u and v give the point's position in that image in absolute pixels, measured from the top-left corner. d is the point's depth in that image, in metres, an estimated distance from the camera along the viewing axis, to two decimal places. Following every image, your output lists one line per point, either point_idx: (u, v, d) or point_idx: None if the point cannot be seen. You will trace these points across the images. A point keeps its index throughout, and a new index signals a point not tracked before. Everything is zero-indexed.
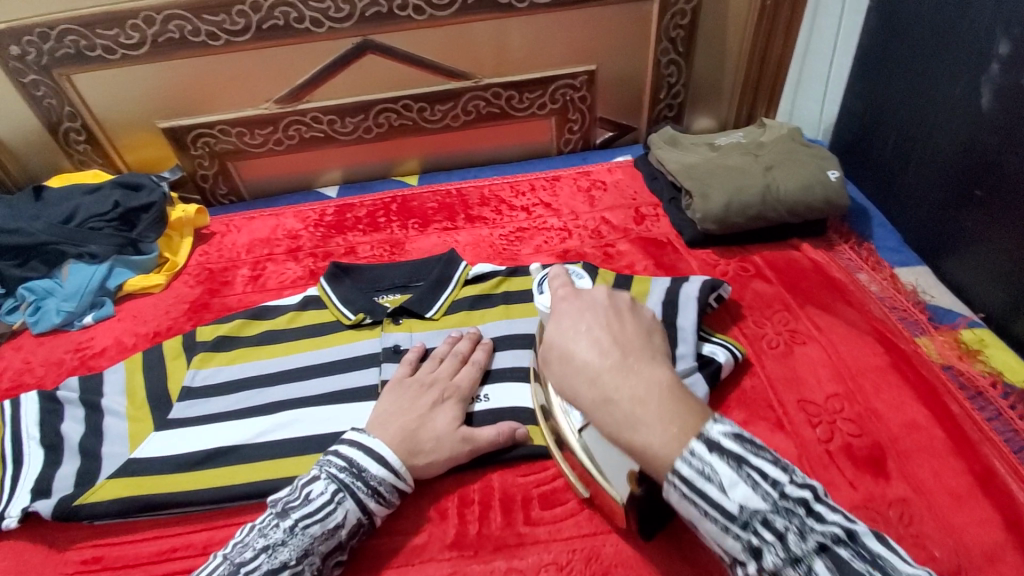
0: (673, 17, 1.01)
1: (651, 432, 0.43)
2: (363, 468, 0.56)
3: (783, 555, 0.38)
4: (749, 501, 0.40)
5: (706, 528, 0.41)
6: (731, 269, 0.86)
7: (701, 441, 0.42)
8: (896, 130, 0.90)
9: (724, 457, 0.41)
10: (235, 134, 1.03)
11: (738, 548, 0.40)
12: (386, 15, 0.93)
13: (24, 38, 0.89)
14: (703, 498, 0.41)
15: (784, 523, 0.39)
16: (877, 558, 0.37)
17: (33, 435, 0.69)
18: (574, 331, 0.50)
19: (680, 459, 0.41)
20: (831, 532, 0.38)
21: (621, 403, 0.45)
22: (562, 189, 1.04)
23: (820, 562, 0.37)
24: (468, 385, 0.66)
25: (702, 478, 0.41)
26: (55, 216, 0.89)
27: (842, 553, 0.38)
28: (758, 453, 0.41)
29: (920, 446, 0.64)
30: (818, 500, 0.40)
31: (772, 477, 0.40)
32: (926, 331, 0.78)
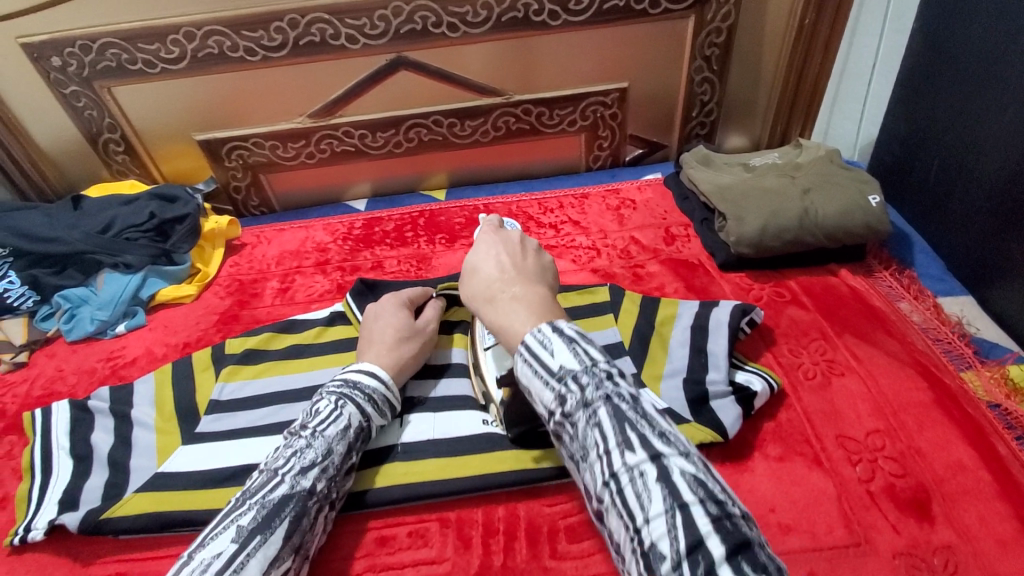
0: (708, 35, 0.99)
1: (508, 313, 0.51)
2: (357, 381, 0.62)
3: (581, 401, 0.43)
4: (568, 365, 0.44)
5: (533, 386, 0.46)
6: (765, 294, 0.84)
7: (550, 325, 0.47)
8: (940, 155, 0.87)
9: (562, 337, 0.46)
10: (268, 147, 1.04)
11: (550, 399, 0.45)
12: (421, 32, 0.94)
13: (68, 51, 0.91)
14: (537, 361, 0.45)
15: (590, 380, 0.43)
16: (651, 417, 0.42)
17: (65, 445, 0.70)
18: (485, 255, 0.59)
19: (529, 332, 0.47)
20: (623, 392, 0.43)
21: (499, 300, 0.53)
22: (591, 207, 1.03)
23: (604, 411, 0.42)
24: (410, 296, 0.75)
25: (540, 346, 0.46)
26: (93, 226, 0.91)
27: (625, 408, 0.42)
28: (587, 342, 0.46)
29: (966, 490, 0.61)
30: (624, 374, 0.44)
31: (597, 354, 0.45)
32: (972, 366, 0.75)
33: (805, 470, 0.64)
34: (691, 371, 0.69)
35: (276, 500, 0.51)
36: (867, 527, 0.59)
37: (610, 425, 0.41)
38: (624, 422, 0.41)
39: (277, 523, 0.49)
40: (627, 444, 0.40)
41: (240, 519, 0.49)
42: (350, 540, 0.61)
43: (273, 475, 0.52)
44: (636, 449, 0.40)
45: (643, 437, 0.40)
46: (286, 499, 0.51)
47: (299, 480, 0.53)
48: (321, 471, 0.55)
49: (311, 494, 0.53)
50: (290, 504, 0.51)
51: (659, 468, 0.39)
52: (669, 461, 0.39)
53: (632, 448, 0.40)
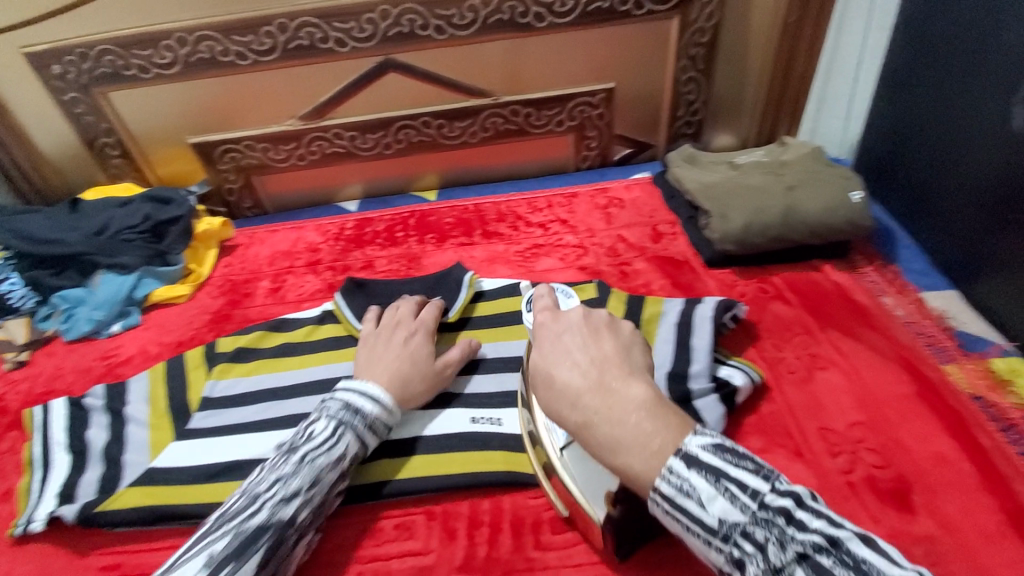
0: (693, 34, 1.01)
1: (632, 435, 0.43)
2: (358, 407, 0.61)
3: (763, 564, 0.38)
4: (727, 514, 0.40)
5: (688, 538, 0.42)
6: (749, 290, 0.85)
7: (677, 455, 0.42)
8: (923, 151, 0.88)
9: (700, 471, 0.41)
10: (260, 149, 1.06)
11: (722, 559, 0.40)
12: (408, 34, 0.95)
13: (66, 58, 0.93)
14: (682, 512, 0.41)
15: (766, 533, 0.38)
16: (864, 566, 0.36)
17: (61, 440, 0.71)
18: (554, 354, 0.49)
19: (657, 476, 0.42)
20: (812, 539, 0.37)
21: (601, 421, 0.44)
22: (580, 206, 1.04)
23: (801, 573, 0.36)
24: (432, 325, 0.74)
25: (679, 493, 0.41)
26: (89, 227, 0.92)
27: (824, 560, 0.37)
28: (736, 467, 0.41)
29: (947, 481, 0.62)
30: (801, 506, 0.39)
31: (751, 487, 0.40)
32: (954, 359, 0.75)
33: (786, 462, 0.65)
34: (673, 366, 0.70)
35: (252, 529, 0.51)
36: (847, 518, 0.60)
37: None
38: None
39: (250, 552, 0.49)
40: None
41: (214, 546, 0.49)
42: (338, 533, 0.62)
43: (254, 502, 0.52)
44: None
45: None
46: (262, 528, 0.51)
47: (279, 509, 0.53)
48: (304, 501, 0.55)
49: (291, 523, 0.53)
50: (266, 533, 0.51)
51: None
52: None
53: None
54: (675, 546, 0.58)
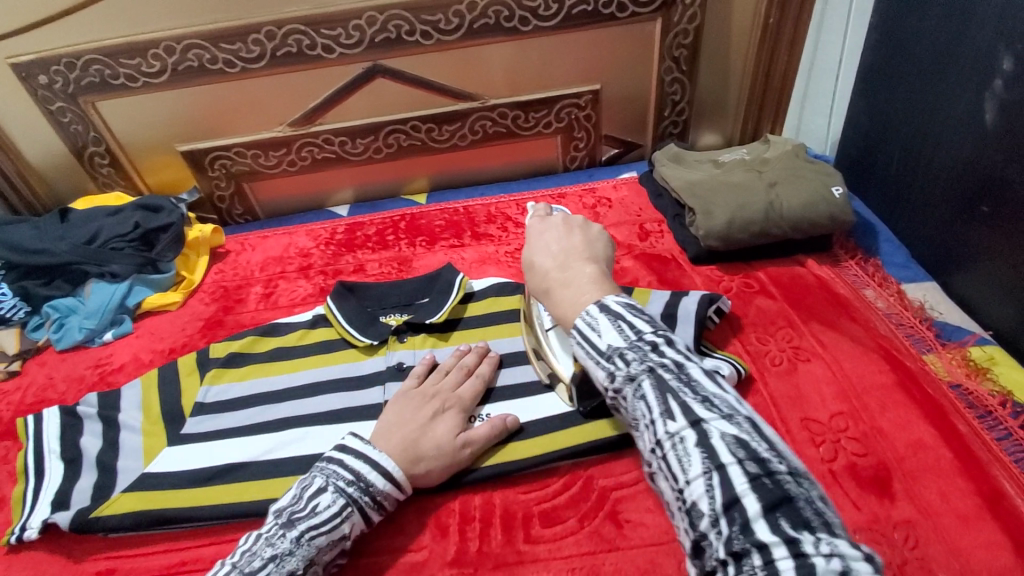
0: (676, 36, 1.02)
1: (573, 300, 0.54)
2: (370, 483, 0.58)
3: (625, 376, 0.44)
4: (613, 342, 0.46)
5: (587, 364, 0.49)
6: (734, 285, 0.86)
7: (597, 306, 0.50)
8: (900, 147, 0.90)
9: (608, 315, 0.48)
10: (250, 156, 1.06)
11: (603, 377, 0.46)
12: (395, 40, 0.96)
13: (53, 68, 0.94)
14: (587, 343, 0.48)
15: (634, 355, 0.45)
16: (694, 383, 0.42)
17: (54, 449, 0.72)
18: (540, 245, 0.62)
19: (579, 317, 0.50)
20: (666, 362, 0.43)
21: (555, 288, 0.57)
22: (568, 206, 1.06)
23: (647, 381, 0.43)
24: (470, 396, 0.68)
25: (588, 328, 0.48)
26: (79, 236, 0.93)
27: (667, 376, 0.42)
28: (634, 315, 0.48)
29: (927, 467, 0.63)
30: (670, 344, 0.45)
31: (637, 327, 0.46)
32: (933, 348, 0.77)
33: None
34: None
35: None
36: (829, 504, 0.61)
37: (653, 395, 0.42)
38: (667, 392, 0.42)
39: None
40: (668, 411, 0.41)
41: None
42: None
43: None
44: (678, 417, 0.40)
45: (686, 404, 0.41)
46: None
47: None
48: None
49: None
50: None
51: (698, 432, 0.39)
52: (711, 427, 0.39)
53: (672, 415, 0.41)
54: (662, 536, 0.60)
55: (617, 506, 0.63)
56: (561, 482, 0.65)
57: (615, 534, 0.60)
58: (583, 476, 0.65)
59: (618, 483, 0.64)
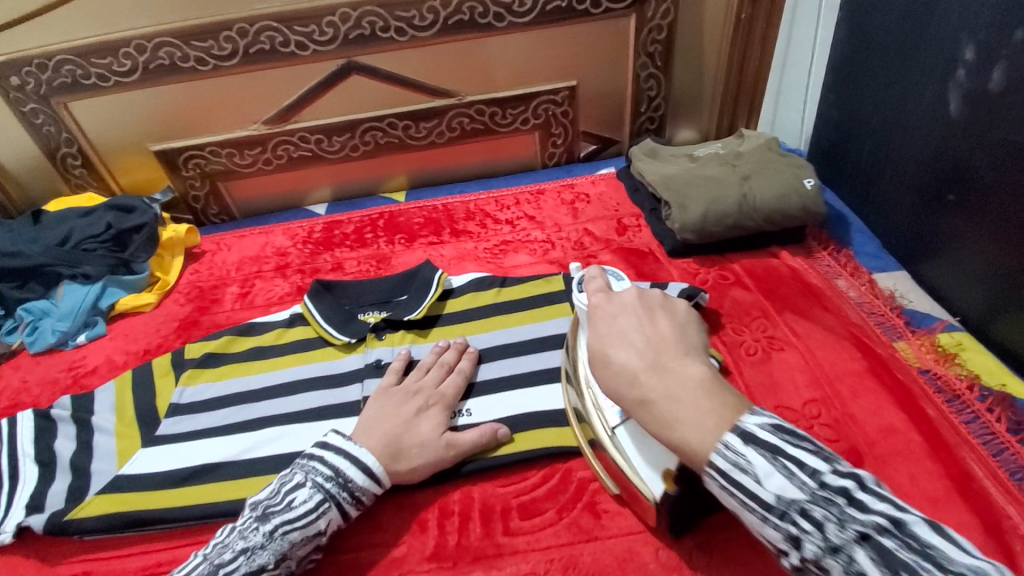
0: (650, 32, 1.03)
1: (693, 421, 0.44)
2: (348, 479, 0.58)
3: (822, 543, 0.38)
4: (785, 492, 0.40)
5: (746, 514, 0.42)
6: (710, 277, 0.87)
7: (734, 432, 0.42)
8: (870, 139, 0.92)
9: (759, 449, 0.41)
10: (225, 155, 1.05)
11: (778, 536, 0.41)
12: (369, 36, 0.96)
13: (24, 70, 0.92)
14: (741, 490, 0.42)
15: (824, 514, 0.39)
16: (927, 549, 0.36)
17: (30, 452, 0.70)
18: (612, 335, 0.51)
19: (714, 450, 0.42)
20: (875, 521, 0.38)
21: (657, 397, 0.46)
22: (547, 202, 1.06)
23: (862, 552, 0.37)
24: (452, 392, 0.68)
25: (735, 468, 0.42)
26: (51, 239, 0.91)
27: (886, 542, 0.37)
28: (795, 446, 0.41)
29: (897, 450, 0.65)
30: (863, 488, 0.39)
31: (809, 467, 0.40)
32: (902, 336, 0.79)
33: None
34: None
35: None
36: None
37: (873, 568, 0.36)
38: (896, 566, 0.36)
39: None
40: None
41: None
42: None
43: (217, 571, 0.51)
44: None
45: None
46: None
47: None
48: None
49: None
50: None
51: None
52: None
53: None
54: (640, 525, 0.60)
55: (596, 496, 0.63)
56: (540, 474, 0.66)
57: (593, 524, 0.61)
58: (562, 468, 0.66)
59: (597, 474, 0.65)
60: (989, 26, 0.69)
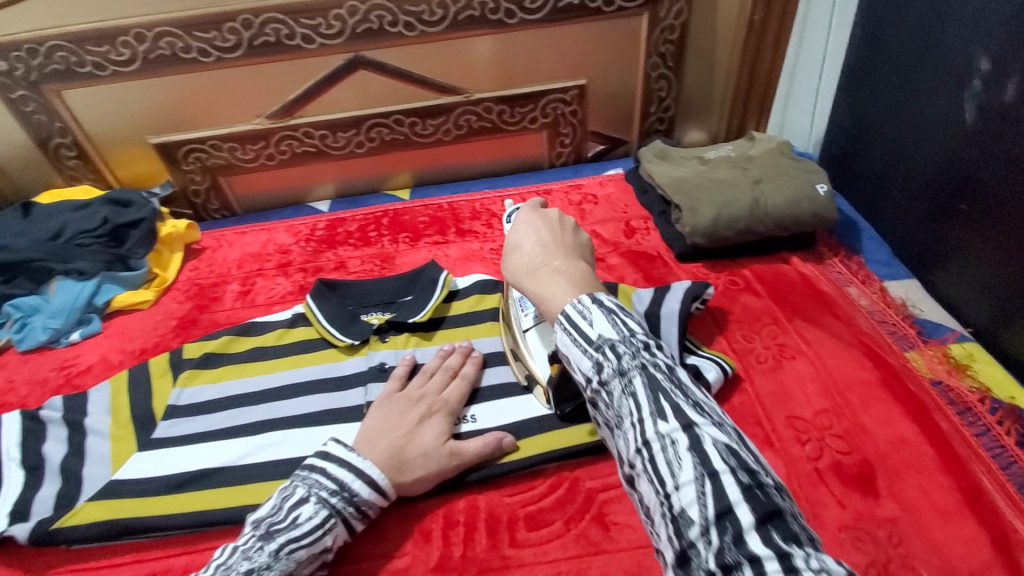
0: (663, 31, 1.02)
1: (552, 284, 0.49)
2: (354, 493, 0.56)
3: (616, 369, 0.41)
4: (606, 333, 0.42)
5: (569, 355, 0.44)
6: (720, 283, 0.86)
7: (589, 296, 0.45)
8: (883, 145, 0.90)
9: (601, 308, 0.44)
10: (227, 149, 1.03)
11: (587, 367, 0.43)
12: (377, 31, 0.94)
13: (14, 54, 0.89)
14: (575, 330, 0.44)
15: (627, 349, 0.41)
16: (684, 386, 0.40)
17: (15, 457, 0.68)
18: (515, 239, 0.57)
19: (567, 303, 0.46)
20: (662, 362, 0.41)
21: (539, 272, 0.51)
22: (553, 203, 1.04)
23: (639, 378, 0.40)
24: (456, 400, 0.66)
25: (579, 316, 0.44)
26: (43, 232, 0.89)
27: (660, 376, 0.40)
28: (627, 314, 0.44)
29: (908, 464, 0.63)
30: (660, 346, 0.43)
31: (634, 324, 0.43)
32: (914, 345, 0.78)
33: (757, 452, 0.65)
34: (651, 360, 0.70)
35: None
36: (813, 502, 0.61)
37: (643, 393, 0.39)
38: (659, 392, 0.39)
39: None
40: (660, 413, 0.38)
41: None
42: None
43: None
44: (672, 419, 0.37)
45: (680, 407, 0.38)
46: None
47: None
48: None
49: None
50: None
51: (692, 437, 0.37)
52: (703, 434, 0.37)
53: (665, 416, 0.38)
54: (648, 539, 0.59)
55: (603, 508, 0.62)
56: (546, 484, 0.64)
57: (602, 537, 0.59)
58: (569, 478, 0.64)
59: (604, 484, 0.63)
60: (1004, 37, 0.68)
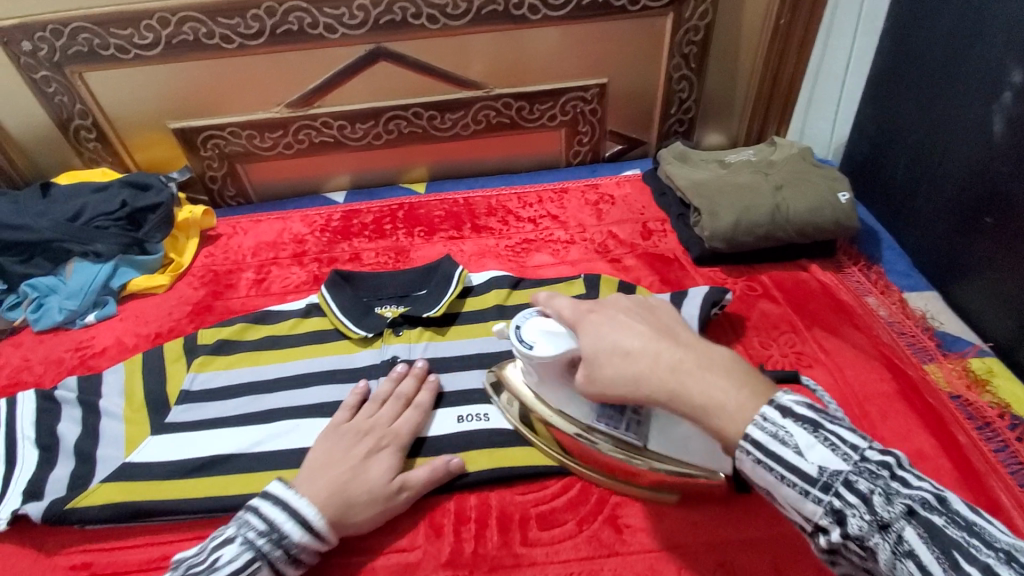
0: (687, 32, 1.01)
1: (711, 390, 0.44)
2: (282, 534, 0.54)
3: (868, 518, 0.39)
4: (828, 463, 0.41)
5: (778, 489, 0.42)
6: (738, 288, 0.86)
7: (772, 404, 0.43)
8: (908, 154, 0.89)
9: (799, 422, 0.42)
10: (245, 136, 1.03)
11: (818, 511, 0.41)
12: (400, 23, 0.93)
13: (37, 34, 0.89)
14: (771, 456, 0.41)
15: (868, 484, 0.40)
16: (977, 527, 0.37)
17: (30, 435, 0.69)
18: (615, 323, 0.50)
19: (749, 423, 0.42)
20: (921, 498, 0.39)
21: (681, 377, 0.45)
22: (570, 201, 1.04)
23: (909, 527, 0.38)
24: (408, 431, 0.64)
25: (772, 438, 0.41)
26: (61, 214, 0.88)
27: (932, 517, 0.38)
28: (837, 427, 0.42)
29: (926, 477, 0.63)
30: (902, 467, 0.41)
31: (852, 442, 0.41)
32: (934, 358, 0.77)
33: None
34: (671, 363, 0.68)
35: None
36: None
37: (923, 546, 0.37)
38: (940, 541, 0.37)
39: None
40: (953, 565, 0.36)
41: None
42: None
43: None
44: (969, 572, 0.35)
45: (976, 559, 0.35)
46: None
47: None
48: None
49: None
50: None
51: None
52: None
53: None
54: (661, 543, 0.58)
55: (617, 509, 0.61)
56: (559, 484, 0.64)
57: (615, 539, 0.59)
58: (582, 478, 0.64)
59: (617, 485, 0.63)
60: None
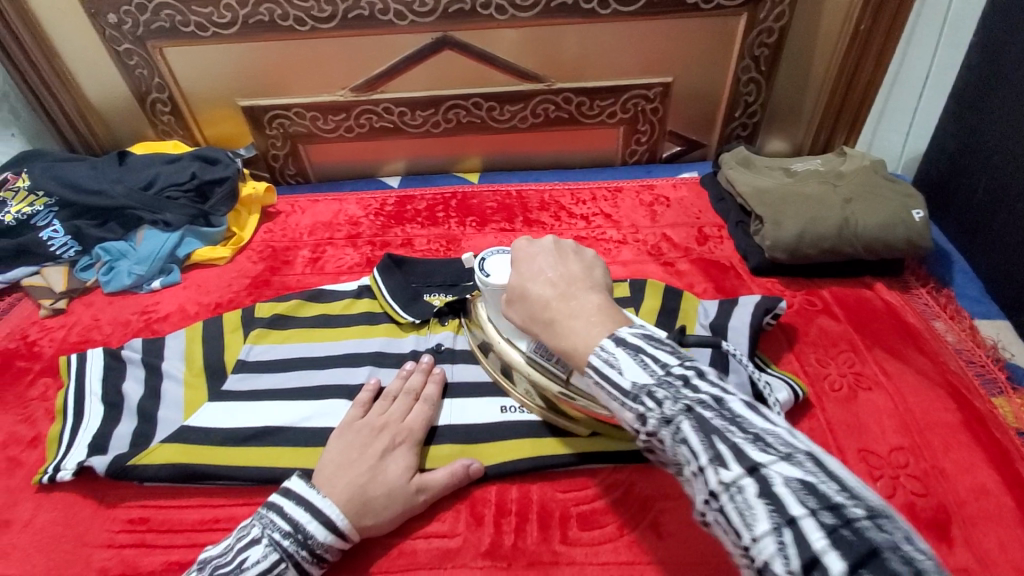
0: (760, 34, 0.97)
1: (578, 332, 0.46)
2: (308, 536, 0.54)
3: (659, 417, 0.39)
4: (638, 378, 0.40)
5: (609, 403, 0.43)
6: (795, 301, 0.83)
7: (612, 337, 0.44)
8: (990, 173, 0.85)
9: (627, 349, 0.42)
10: (309, 118, 1.05)
11: (630, 418, 0.41)
12: (468, 12, 0.94)
13: (124, 9, 0.93)
14: (606, 379, 0.42)
15: (666, 393, 0.39)
16: (740, 419, 0.37)
17: (97, 392, 0.72)
18: (530, 270, 0.54)
19: (591, 351, 0.44)
20: (702, 398, 0.38)
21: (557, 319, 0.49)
22: (624, 201, 1.02)
23: (686, 422, 0.38)
24: (420, 426, 0.64)
25: (604, 364, 0.42)
26: (136, 181, 0.94)
27: (708, 414, 0.38)
28: (655, 347, 0.42)
29: (989, 515, 0.59)
30: (702, 376, 0.40)
31: (664, 358, 0.41)
32: (1004, 391, 0.73)
33: None
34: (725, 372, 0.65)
35: None
36: None
37: (694, 438, 0.37)
38: (713, 434, 0.37)
39: None
40: (718, 457, 0.36)
41: None
42: None
43: None
44: (730, 463, 0.35)
45: (738, 448, 0.36)
46: None
47: None
48: None
49: None
50: None
51: (758, 479, 0.34)
52: (770, 473, 0.34)
53: (726, 462, 0.35)
54: (702, 556, 0.57)
55: (658, 516, 0.60)
56: (601, 485, 0.63)
57: (655, 547, 0.58)
58: (623, 482, 0.63)
59: (660, 492, 0.62)
60: None
